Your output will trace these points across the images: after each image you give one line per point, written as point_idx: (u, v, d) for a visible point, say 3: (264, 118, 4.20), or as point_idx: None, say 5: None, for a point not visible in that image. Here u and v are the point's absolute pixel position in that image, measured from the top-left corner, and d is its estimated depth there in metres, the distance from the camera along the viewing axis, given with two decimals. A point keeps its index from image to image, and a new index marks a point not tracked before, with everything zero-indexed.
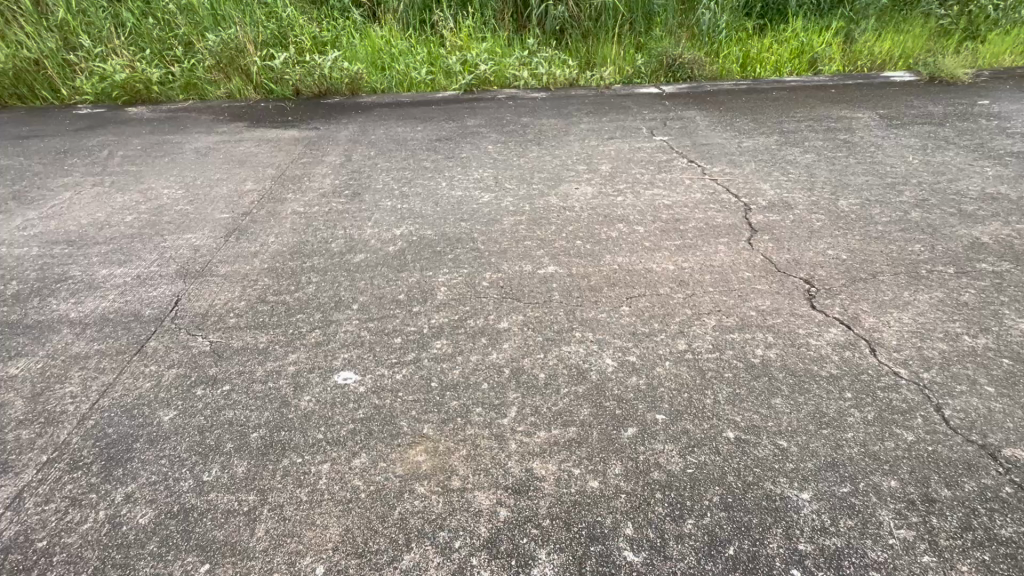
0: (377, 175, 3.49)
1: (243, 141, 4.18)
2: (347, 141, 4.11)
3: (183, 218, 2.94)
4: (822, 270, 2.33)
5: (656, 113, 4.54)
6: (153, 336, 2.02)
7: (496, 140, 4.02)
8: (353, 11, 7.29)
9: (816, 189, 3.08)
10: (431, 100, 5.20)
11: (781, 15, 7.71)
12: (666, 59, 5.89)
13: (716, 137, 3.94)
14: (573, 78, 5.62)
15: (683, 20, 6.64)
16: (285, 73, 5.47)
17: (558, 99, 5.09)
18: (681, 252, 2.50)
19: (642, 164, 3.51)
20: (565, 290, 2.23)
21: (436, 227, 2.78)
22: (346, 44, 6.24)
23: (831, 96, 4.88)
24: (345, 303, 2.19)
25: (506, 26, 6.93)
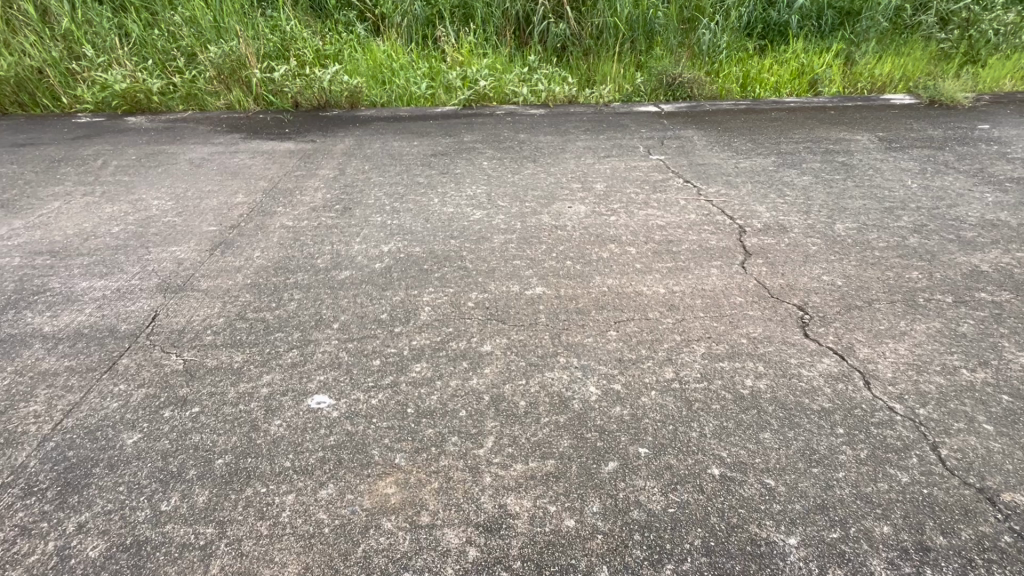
0: (370, 190, 3.46)
1: (238, 152, 4.17)
2: (342, 154, 4.09)
3: (169, 231, 2.90)
4: (817, 296, 2.27)
5: (654, 132, 4.53)
6: (126, 353, 1.97)
7: (492, 156, 3.99)
8: (356, 26, 7.37)
9: (812, 212, 3.04)
10: (429, 114, 5.20)
11: (782, 36, 7.75)
12: (666, 78, 5.90)
13: (713, 157, 3.90)
14: (572, 95, 5.62)
15: (683, 39, 6.67)
16: (285, 86, 5.49)
17: (557, 116, 5.08)
18: (672, 275, 2.45)
19: (637, 183, 3.47)
20: (551, 312, 2.18)
21: (425, 244, 2.74)
22: (348, 58, 6.28)
23: (831, 117, 4.86)
24: (325, 322, 2.13)
25: (508, 43, 6.97)
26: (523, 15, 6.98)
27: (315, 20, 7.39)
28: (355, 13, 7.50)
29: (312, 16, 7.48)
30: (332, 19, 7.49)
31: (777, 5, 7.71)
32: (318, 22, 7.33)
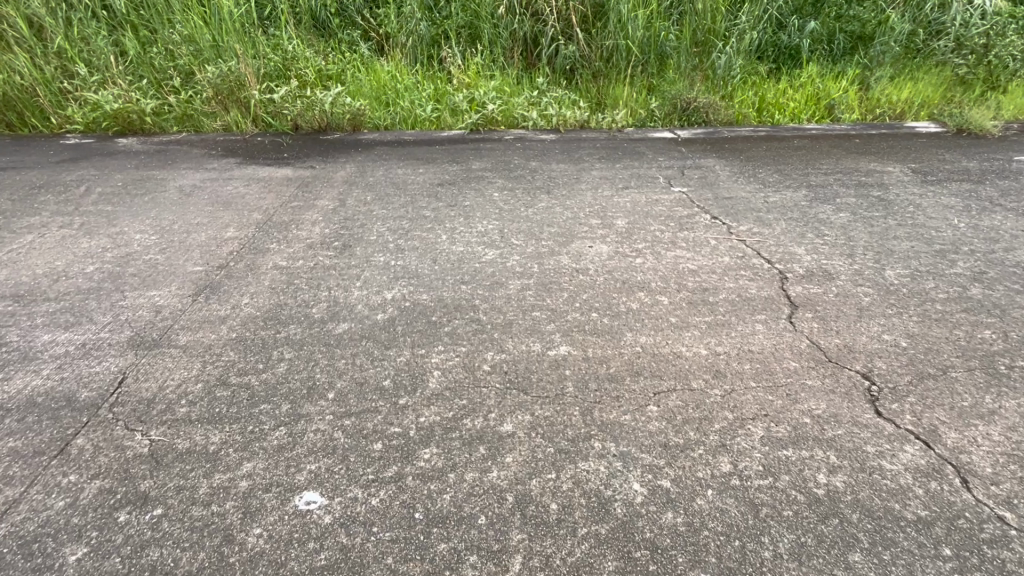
0: (372, 224, 3.20)
1: (232, 179, 3.92)
2: (343, 183, 3.84)
3: (149, 271, 2.63)
4: (881, 361, 1.99)
5: (672, 161, 4.29)
6: (83, 431, 1.68)
7: (503, 186, 3.75)
8: (360, 46, 7.20)
9: (857, 255, 2.77)
10: (436, 139, 4.97)
11: (793, 60, 7.59)
12: (680, 103, 5.70)
13: (739, 191, 3.66)
14: (584, 119, 5.40)
15: (696, 63, 6.49)
16: (284, 107, 5.26)
17: (569, 142, 4.86)
18: (712, 332, 2.17)
19: (661, 220, 3.21)
20: (579, 380, 1.89)
21: (433, 290, 2.46)
22: (351, 80, 6.09)
23: (857, 146, 4.63)
24: (319, 390, 1.85)
25: (516, 65, 6.80)
26: (531, 37, 6.81)
27: (318, 39, 7.23)
28: (359, 32, 7.34)
29: (314, 35, 7.31)
30: (335, 38, 7.33)
31: (788, 29, 7.56)
32: (321, 41, 7.18)
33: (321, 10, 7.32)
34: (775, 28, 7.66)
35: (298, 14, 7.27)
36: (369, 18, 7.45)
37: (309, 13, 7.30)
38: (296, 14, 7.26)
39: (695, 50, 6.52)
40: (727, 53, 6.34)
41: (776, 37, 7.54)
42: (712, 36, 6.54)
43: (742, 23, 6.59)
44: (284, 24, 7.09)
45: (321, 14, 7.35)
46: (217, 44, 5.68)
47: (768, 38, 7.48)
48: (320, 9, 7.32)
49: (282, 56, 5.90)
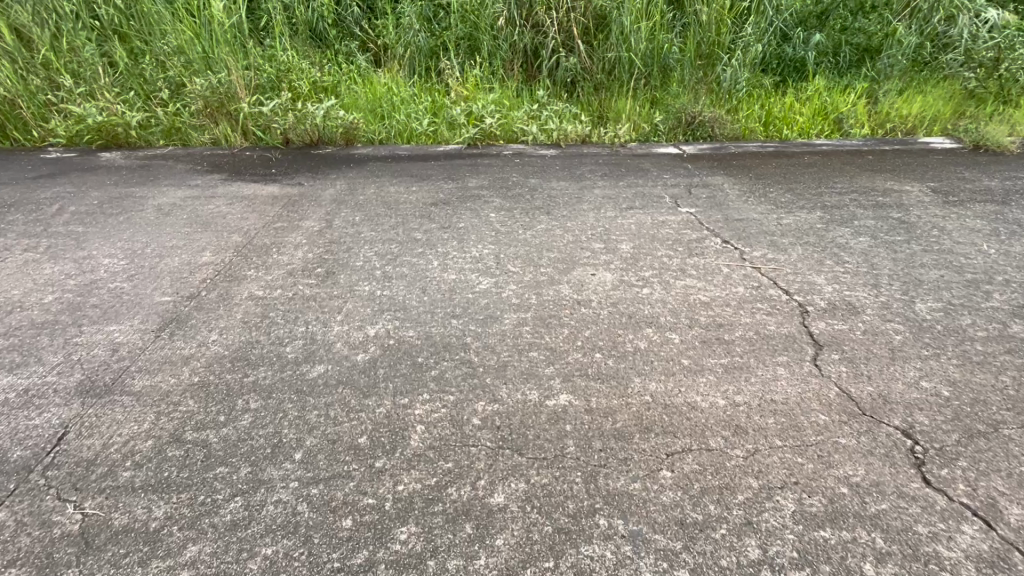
0: (359, 247, 2.99)
1: (214, 197, 3.72)
2: (331, 201, 3.64)
3: (111, 302, 2.41)
4: (922, 414, 1.76)
5: (678, 178, 4.09)
6: (8, 503, 1.46)
7: (500, 206, 3.54)
8: (358, 58, 7.07)
9: (882, 286, 2.56)
10: (431, 154, 4.78)
11: (797, 73, 7.44)
12: (685, 117, 5.52)
13: (750, 212, 3.45)
14: (585, 133, 5.22)
15: (701, 76, 6.32)
16: (273, 119, 5.06)
17: (570, 158, 4.67)
18: (730, 377, 1.95)
19: (668, 244, 3.00)
20: (581, 437, 1.67)
21: (421, 325, 2.25)
22: (347, 94, 5.94)
23: (871, 163, 4.44)
24: (284, 450, 1.62)
25: (515, 78, 6.64)
26: (531, 49, 6.65)
27: (315, 50, 7.10)
28: (356, 43, 7.21)
29: (310, 46, 7.17)
30: (332, 49, 7.20)
31: (792, 41, 7.42)
32: (319, 53, 7.05)
33: (319, 21, 7.19)
34: (779, 40, 7.51)
35: (294, 24, 7.14)
36: (367, 30, 7.34)
37: (306, 24, 7.17)
38: (292, 24, 7.12)
39: (699, 61, 6.35)
40: (733, 65, 6.17)
41: (781, 49, 7.39)
42: (717, 49, 6.37)
43: (747, 35, 6.43)
44: (281, 36, 6.97)
45: (318, 25, 7.23)
46: (208, 55, 5.52)
47: (772, 51, 7.33)
48: (317, 20, 7.19)
49: (274, 67, 5.73)
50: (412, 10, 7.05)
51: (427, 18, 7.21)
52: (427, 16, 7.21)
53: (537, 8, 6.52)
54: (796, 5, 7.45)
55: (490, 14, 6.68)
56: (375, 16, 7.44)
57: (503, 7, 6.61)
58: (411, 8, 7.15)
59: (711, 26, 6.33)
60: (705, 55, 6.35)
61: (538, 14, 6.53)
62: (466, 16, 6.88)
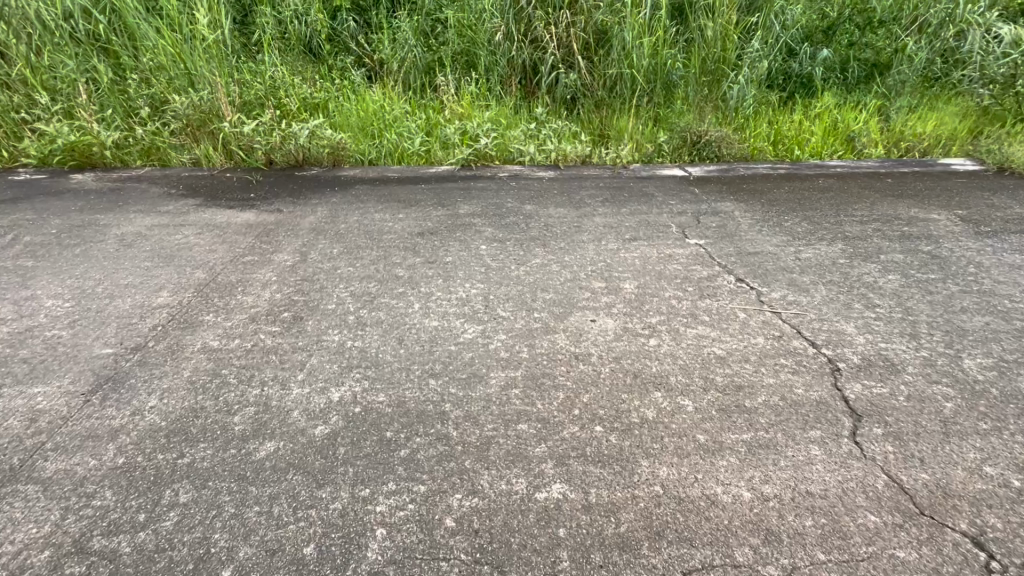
0: (333, 286, 2.70)
1: (184, 226, 3.45)
2: (309, 231, 3.37)
3: (42, 355, 2.12)
4: (992, 515, 1.46)
5: (685, 205, 3.82)
6: None
7: (492, 237, 3.26)
8: (351, 74, 6.85)
9: (923, 336, 2.25)
10: (422, 176, 4.52)
11: (804, 88, 7.19)
12: (691, 136, 5.25)
13: (764, 244, 3.17)
14: (585, 154, 4.95)
15: (706, 93, 6.08)
16: (255, 138, 4.79)
17: (568, 181, 4.40)
18: (755, 459, 1.64)
19: (676, 283, 2.71)
20: (578, 548, 1.38)
21: (394, 387, 1.95)
22: (338, 112, 5.70)
23: (890, 188, 4.15)
24: (210, 566, 1.34)
25: (513, 94, 6.41)
26: (530, 64, 6.42)
27: (309, 65, 6.89)
28: (351, 59, 7.01)
29: (301, 61, 6.95)
30: (326, 64, 6.99)
31: (799, 56, 7.17)
32: (312, 68, 6.84)
33: (313, 35, 6.99)
34: (785, 55, 7.27)
35: (287, 39, 6.94)
36: (363, 45, 7.14)
37: (299, 39, 6.96)
38: (284, 39, 6.91)
39: (705, 78, 6.10)
40: (740, 82, 5.92)
41: (788, 65, 7.16)
42: (724, 65, 6.13)
43: (754, 51, 6.19)
44: (274, 51, 6.77)
45: (312, 40, 7.03)
46: (191, 72, 5.28)
47: (779, 66, 7.09)
48: (310, 35, 6.99)
49: (261, 84, 5.49)
50: (408, 25, 6.85)
51: (424, 33, 7.01)
52: (423, 31, 7.01)
53: (536, 23, 6.28)
54: (803, 18, 7.21)
55: (488, 29, 6.47)
56: (371, 31, 7.24)
57: (502, 22, 6.40)
58: (407, 23, 6.95)
59: (717, 42, 6.09)
60: (711, 72, 6.10)
61: (537, 29, 6.31)
62: (463, 31, 6.67)
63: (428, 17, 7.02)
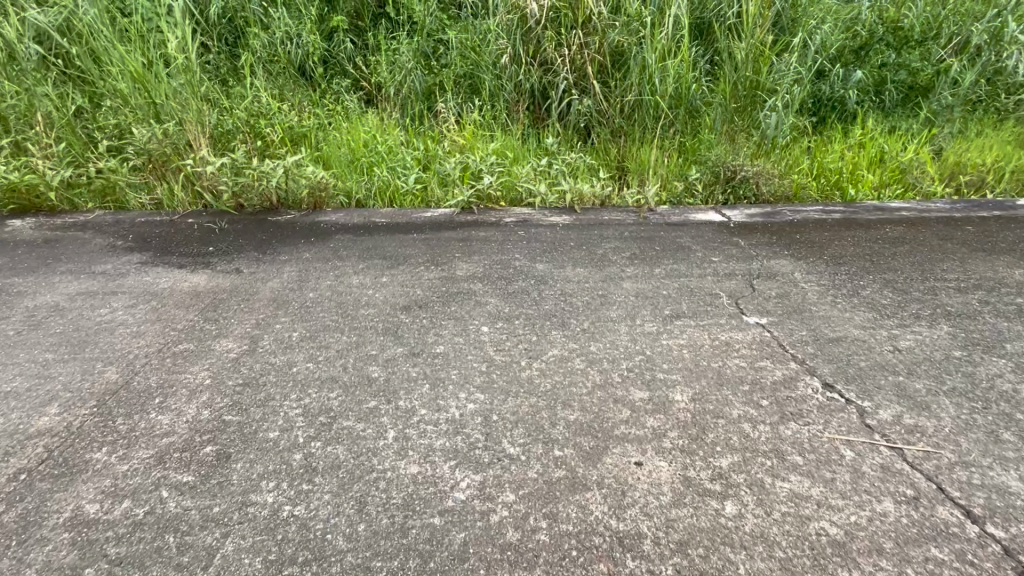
0: (285, 394, 2.02)
1: (116, 295, 2.80)
2: (269, 304, 2.72)
3: None
4: None
5: (731, 263, 3.15)
6: None
7: (497, 312, 2.60)
8: (345, 98, 6.29)
9: None
10: (416, 222, 3.88)
11: (837, 113, 6.53)
12: (723, 173, 4.60)
13: (846, 325, 2.47)
14: (604, 194, 4.28)
15: (736, 121, 5.44)
16: (221, 176, 4.14)
17: (587, 228, 3.74)
18: None
19: (743, 393, 2.02)
20: None
21: None
22: (326, 145, 5.11)
23: (977, 239, 3.46)
24: None
25: (521, 122, 5.81)
26: (540, 89, 5.82)
27: (300, 89, 6.33)
28: (348, 82, 6.44)
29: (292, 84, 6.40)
30: (319, 88, 6.43)
31: (830, 78, 6.51)
32: (304, 93, 6.28)
33: (305, 57, 6.45)
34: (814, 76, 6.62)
35: (276, 62, 6.39)
36: (361, 67, 6.59)
37: (289, 61, 6.41)
38: (274, 61, 6.36)
39: (735, 104, 5.47)
40: (776, 110, 5.27)
41: (822, 87, 6.50)
42: (756, 90, 5.48)
43: (789, 73, 5.55)
44: (264, 76, 6.25)
45: (304, 63, 6.48)
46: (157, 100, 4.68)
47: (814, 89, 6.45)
48: (302, 58, 6.45)
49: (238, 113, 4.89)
50: (407, 47, 6.29)
51: (424, 55, 6.44)
52: (424, 52, 6.44)
53: (547, 43, 5.68)
54: (835, 37, 6.56)
55: (493, 51, 5.89)
56: (368, 52, 6.69)
57: (508, 43, 5.82)
58: (406, 44, 6.40)
59: (748, 65, 5.46)
60: (742, 97, 5.45)
61: (547, 49, 5.70)
62: (466, 52, 6.09)
63: (429, 38, 6.45)
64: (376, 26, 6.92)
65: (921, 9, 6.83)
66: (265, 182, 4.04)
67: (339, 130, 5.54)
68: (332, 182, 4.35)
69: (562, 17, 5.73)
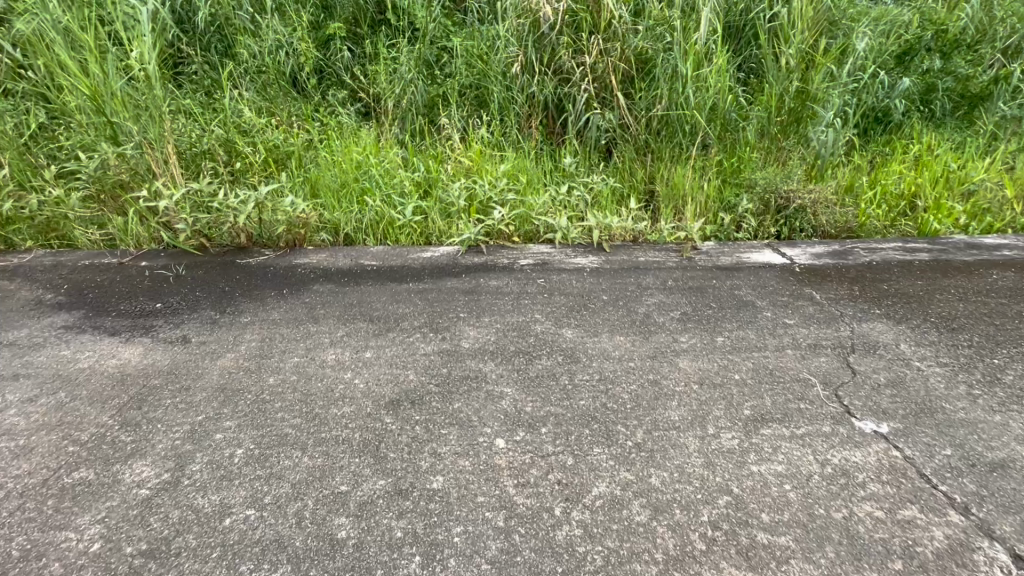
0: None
1: (17, 380, 2.15)
2: (214, 395, 2.06)
3: None
4: None
5: (812, 329, 2.47)
6: None
7: (516, 412, 1.93)
8: (339, 112, 5.64)
9: None
10: (413, 267, 3.22)
11: (877, 123, 5.71)
12: (773, 202, 3.93)
13: (1005, 438, 1.78)
14: (638, 229, 3.60)
15: (779, 138, 4.75)
16: (180, 208, 3.44)
17: (620, 275, 3.07)
18: None
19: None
20: None
21: None
22: (314, 171, 4.50)
23: None
24: None
25: (534, 138, 5.17)
26: (555, 101, 5.17)
27: (291, 102, 5.72)
28: (344, 93, 5.80)
29: (282, 95, 5.74)
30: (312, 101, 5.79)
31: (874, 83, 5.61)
32: (295, 107, 5.64)
33: (296, 68, 5.83)
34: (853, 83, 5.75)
35: (264, 72, 5.78)
36: (359, 77, 5.95)
37: (277, 70, 5.78)
38: (262, 72, 5.75)
39: (780, 115, 4.75)
40: (828, 124, 4.58)
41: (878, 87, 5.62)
42: (804, 101, 4.78)
43: (840, 82, 4.86)
44: (253, 90, 5.66)
45: (295, 73, 5.86)
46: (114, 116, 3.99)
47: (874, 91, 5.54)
48: (293, 68, 5.84)
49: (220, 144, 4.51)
50: (408, 55, 5.66)
51: (427, 63, 5.80)
52: (427, 60, 5.80)
53: (562, 51, 5.04)
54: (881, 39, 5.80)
55: (502, 59, 5.24)
56: (367, 60, 6.05)
57: (519, 51, 5.18)
58: (406, 53, 5.77)
59: (795, 73, 4.77)
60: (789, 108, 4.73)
61: (563, 57, 5.05)
62: (472, 60, 5.44)
63: (431, 44, 5.80)
64: (376, 33, 6.29)
65: (978, 6, 6.03)
66: (232, 215, 3.35)
67: (331, 150, 4.92)
68: (315, 214, 3.69)
69: (579, 21, 5.09)
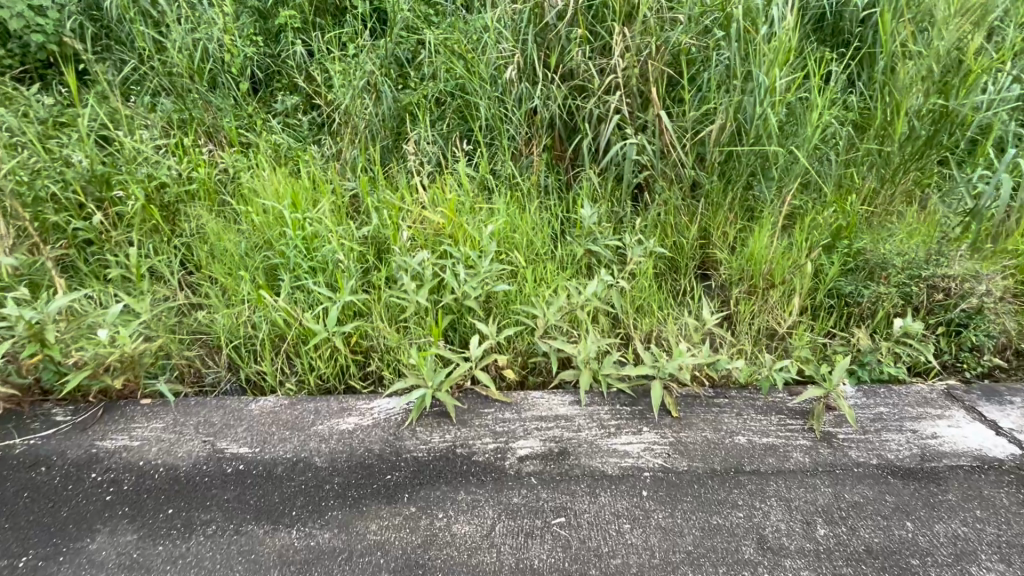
0: None
1: None
2: None
3: None
4: None
5: None
6: None
7: None
8: (279, 130, 3.90)
9: None
10: (315, 469, 1.70)
11: None
12: (913, 296, 2.52)
13: None
14: (737, 373, 2.03)
15: (920, 173, 3.11)
16: None
17: (715, 500, 1.58)
18: None
19: None
20: None
21: None
22: (215, 234, 3.02)
23: None
24: None
25: (536, 170, 3.61)
26: (566, 118, 3.65)
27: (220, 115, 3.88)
28: (294, 99, 4.04)
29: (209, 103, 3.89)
30: (244, 112, 3.93)
31: None
32: (222, 121, 3.86)
33: (221, 68, 4.01)
34: None
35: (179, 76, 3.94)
36: (318, 77, 4.13)
37: (200, 76, 3.97)
38: (175, 75, 3.95)
39: (913, 142, 3.04)
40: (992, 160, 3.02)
41: None
42: (967, 117, 3.08)
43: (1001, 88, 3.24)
44: (164, 100, 3.89)
45: (224, 78, 4.03)
46: None
47: None
48: (221, 72, 4.02)
49: (43, 200, 2.95)
50: (370, 52, 4.02)
51: (397, 62, 4.14)
52: (397, 59, 4.12)
53: (573, 47, 3.51)
54: None
55: (491, 60, 3.66)
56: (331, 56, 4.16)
57: (516, 49, 3.63)
58: (369, 49, 4.08)
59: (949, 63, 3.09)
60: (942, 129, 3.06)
61: (574, 56, 3.52)
62: (451, 59, 3.81)
63: (403, 36, 4.08)
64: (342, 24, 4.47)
65: None
66: None
67: (252, 194, 3.34)
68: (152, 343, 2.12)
69: (600, 8, 3.57)
